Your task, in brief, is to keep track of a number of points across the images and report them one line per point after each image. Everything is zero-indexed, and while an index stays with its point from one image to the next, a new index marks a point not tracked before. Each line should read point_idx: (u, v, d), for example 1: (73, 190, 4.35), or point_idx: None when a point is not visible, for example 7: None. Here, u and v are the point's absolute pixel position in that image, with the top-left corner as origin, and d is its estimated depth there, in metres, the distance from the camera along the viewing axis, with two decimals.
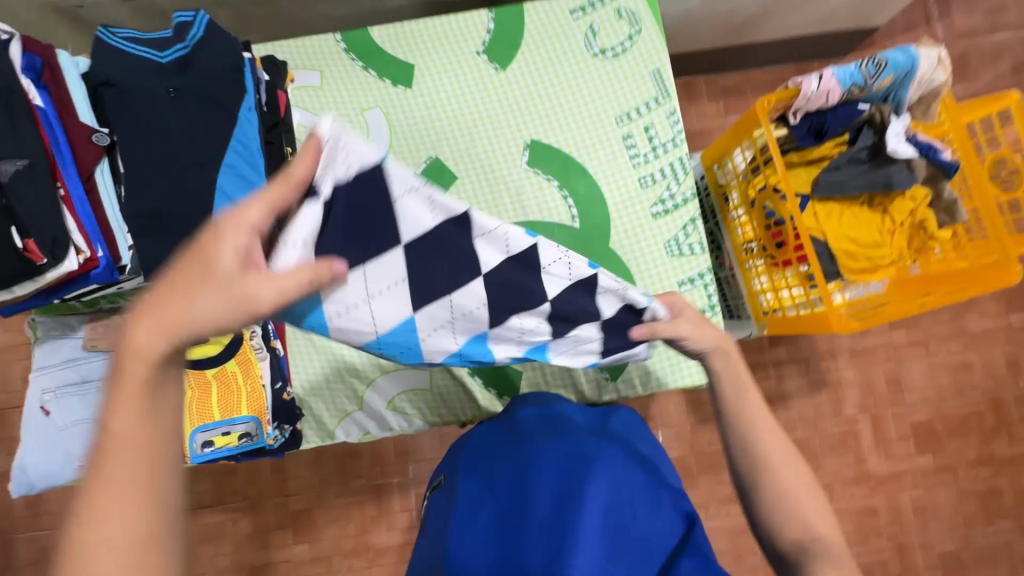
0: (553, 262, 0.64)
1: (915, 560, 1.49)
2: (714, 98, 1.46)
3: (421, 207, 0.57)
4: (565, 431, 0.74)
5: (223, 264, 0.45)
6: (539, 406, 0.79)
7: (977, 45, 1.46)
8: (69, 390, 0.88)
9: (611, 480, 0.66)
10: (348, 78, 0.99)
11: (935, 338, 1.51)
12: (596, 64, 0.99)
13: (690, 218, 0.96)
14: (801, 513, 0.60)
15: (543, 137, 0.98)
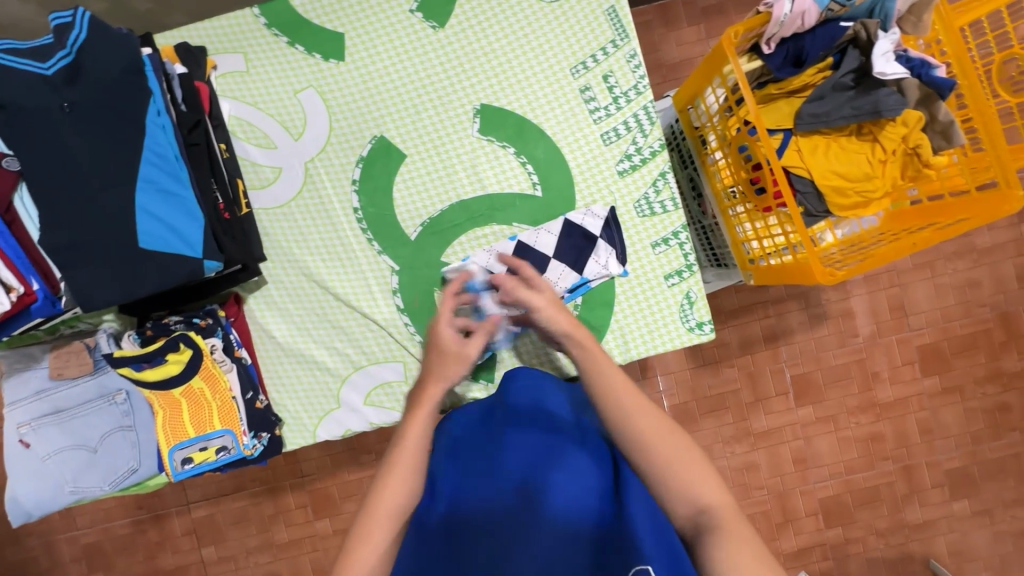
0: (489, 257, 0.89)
1: (923, 480, 1.49)
2: (694, 22, 1.32)
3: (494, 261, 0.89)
4: (544, 418, 0.70)
5: (453, 349, 0.75)
6: (523, 385, 0.73)
7: None
8: (45, 421, 0.88)
9: (581, 473, 0.63)
10: (274, 58, 0.90)
11: (940, 257, 1.45)
12: (544, 9, 0.88)
13: (660, 173, 0.88)
14: (687, 490, 0.57)
15: (493, 100, 0.90)
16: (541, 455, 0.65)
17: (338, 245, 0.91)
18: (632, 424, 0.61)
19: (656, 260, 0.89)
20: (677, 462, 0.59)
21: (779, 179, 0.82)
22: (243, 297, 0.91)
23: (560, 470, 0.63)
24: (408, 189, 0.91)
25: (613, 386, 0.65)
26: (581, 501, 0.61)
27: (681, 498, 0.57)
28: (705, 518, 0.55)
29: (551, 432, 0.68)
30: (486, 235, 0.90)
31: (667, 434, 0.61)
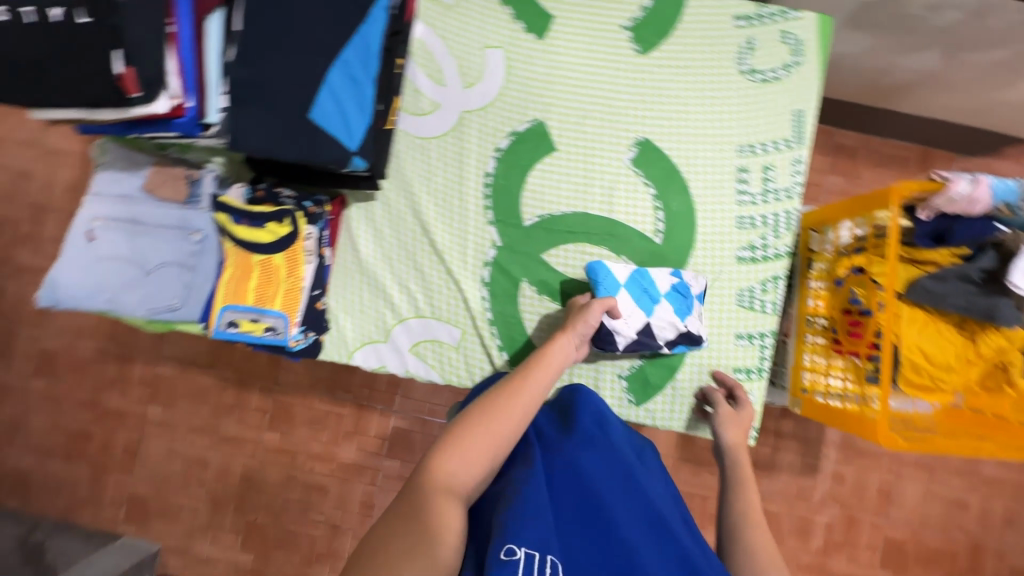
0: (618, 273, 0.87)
1: None
2: (824, 152, 1.37)
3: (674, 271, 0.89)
4: (610, 439, 0.68)
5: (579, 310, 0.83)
6: (591, 405, 0.74)
7: None
8: (117, 224, 0.87)
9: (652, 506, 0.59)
10: (481, 7, 0.92)
11: (941, 466, 1.47)
12: (740, 83, 0.91)
13: (774, 276, 0.90)
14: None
15: (656, 139, 0.92)
16: (614, 473, 0.62)
17: (456, 197, 0.92)
18: (751, 532, 0.65)
19: (733, 350, 0.90)
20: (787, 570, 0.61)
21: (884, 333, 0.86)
22: (347, 202, 0.92)
23: (636, 491, 0.60)
24: (542, 180, 0.92)
25: (750, 500, 0.70)
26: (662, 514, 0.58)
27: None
28: None
29: (622, 453, 0.66)
30: (592, 254, 0.92)
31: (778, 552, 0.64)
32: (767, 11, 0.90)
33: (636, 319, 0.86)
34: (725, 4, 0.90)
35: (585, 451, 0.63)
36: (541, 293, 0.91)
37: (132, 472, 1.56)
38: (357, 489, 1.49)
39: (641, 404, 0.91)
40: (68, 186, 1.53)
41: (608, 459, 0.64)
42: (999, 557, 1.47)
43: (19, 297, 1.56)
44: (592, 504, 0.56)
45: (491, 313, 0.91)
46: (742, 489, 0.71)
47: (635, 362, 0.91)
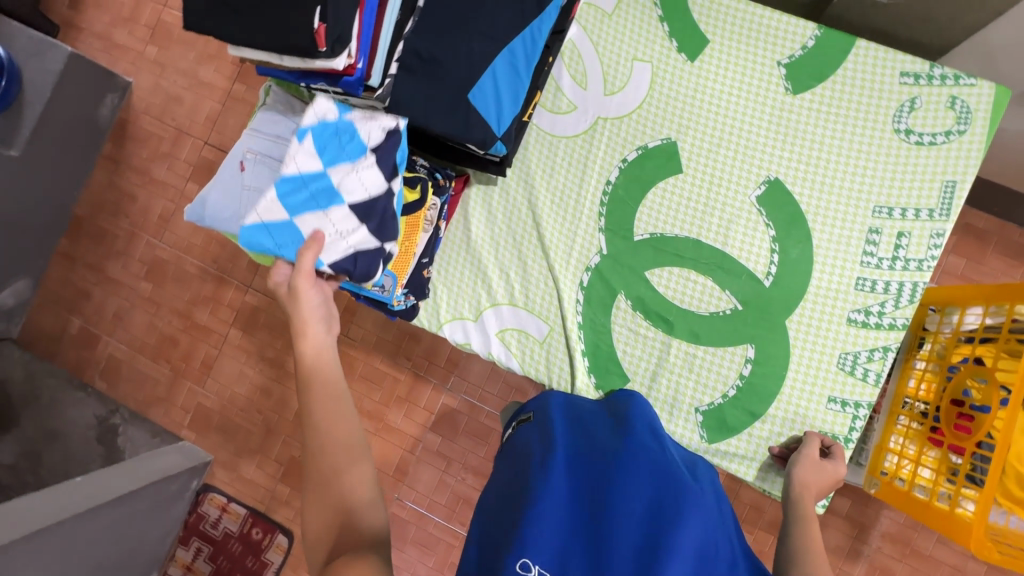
0: (349, 177, 0.77)
1: None
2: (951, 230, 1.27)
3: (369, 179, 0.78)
4: (663, 445, 0.64)
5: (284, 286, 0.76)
6: (642, 414, 0.70)
7: None
8: (267, 160, 0.95)
9: (706, 524, 0.53)
10: (640, 21, 0.93)
11: None
12: (891, 141, 0.87)
13: (885, 346, 0.85)
14: None
15: (788, 182, 0.89)
16: (665, 479, 0.57)
17: (572, 199, 0.94)
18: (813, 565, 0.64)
19: (822, 412, 0.87)
20: None
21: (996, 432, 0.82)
22: (470, 181, 0.97)
23: (690, 502, 0.54)
24: (661, 201, 0.92)
25: (810, 538, 0.68)
26: (707, 539, 0.53)
27: None
28: None
29: (676, 462, 0.61)
30: (697, 282, 0.90)
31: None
32: (940, 72, 0.85)
33: (331, 225, 0.76)
34: (894, 58, 0.87)
35: (633, 450, 0.59)
36: (635, 309, 0.91)
37: (204, 384, 1.69)
38: (394, 455, 1.54)
39: (712, 443, 0.89)
40: (208, 117, 1.68)
41: (657, 468, 0.58)
42: None
43: (146, 206, 1.73)
44: (629, 510, 0.52)
45: (582, 317, 0.93)
46: (806, 525, 0.70)
47: (716, 399, 0.89)
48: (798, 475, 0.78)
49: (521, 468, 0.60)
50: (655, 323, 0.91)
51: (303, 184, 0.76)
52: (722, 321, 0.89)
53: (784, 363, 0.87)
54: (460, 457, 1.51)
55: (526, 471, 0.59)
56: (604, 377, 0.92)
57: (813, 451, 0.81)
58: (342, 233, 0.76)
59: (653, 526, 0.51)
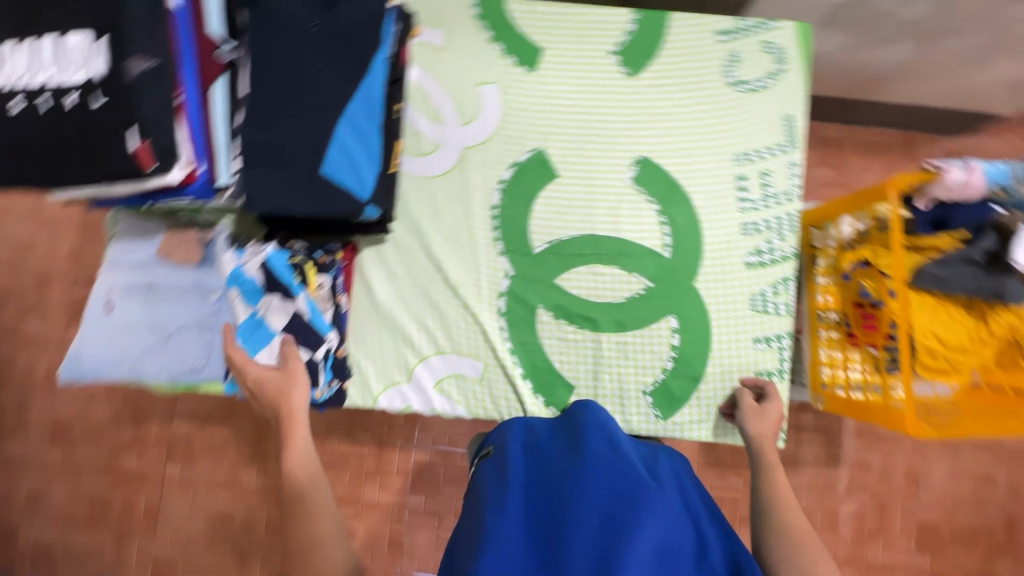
0: (270, 308, 0.86)
1: None
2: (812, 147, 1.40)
3: (282, 305, 0.86)
4: (620, 447, 0.62)
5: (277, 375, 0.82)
6: (598, 417, 0.68)
7: None
8: (137, 291, 0.88)
9: (663, 527, 0.53)
10: (473, 47, 0.95)
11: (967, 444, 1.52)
12: (729, 94, 0.94)
13: (784, 277, 0.91)
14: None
15: (655, 157, 0.94)
16: (621, 489, 0.55)
17: (464, 233, 0.94)
18: (786, 527, 0.67)
19: (753, 355, 0.91)
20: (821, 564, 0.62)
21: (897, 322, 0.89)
22: (359, 247, 0.93)
23: (646, 508, 0.53)
24: (548, 208, 0.94)
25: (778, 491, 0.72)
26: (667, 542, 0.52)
27: None
28: None
29: (633, 464, 0.59)
30: (605, 274, 0.93)
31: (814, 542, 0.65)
32: (746, 24, 0.94)
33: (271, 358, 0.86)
34: (705, 22, 0.94)
35: (586, 466, 0.58)
36: (557, 317, 0.92)
37: (155, 534, 1.53)
38: (384, 531, 1.47)
39: (667, 419, 0.91)
40: (70, 253, 1.54)
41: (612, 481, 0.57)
42: None
43: (28, 367, 1.55)
44: (583, 536, 0.52)
45: (511, 342, 0.92)
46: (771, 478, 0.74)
47: (659, 375, 0.91)
48: (752, 432, 0.81)
49: (477, 514, 0.59)
50: (580, 324, 0.92)
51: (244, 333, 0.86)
52: (639, 303, 0.92)
53: (706, 322, 0.91)
54: (451, 508, 1.46)
55: (483, 513, 0.58)
56: (550, 393, 0.92)
57: (753, 403, 0.85)
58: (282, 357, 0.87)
59: (609, 542, 0.50)
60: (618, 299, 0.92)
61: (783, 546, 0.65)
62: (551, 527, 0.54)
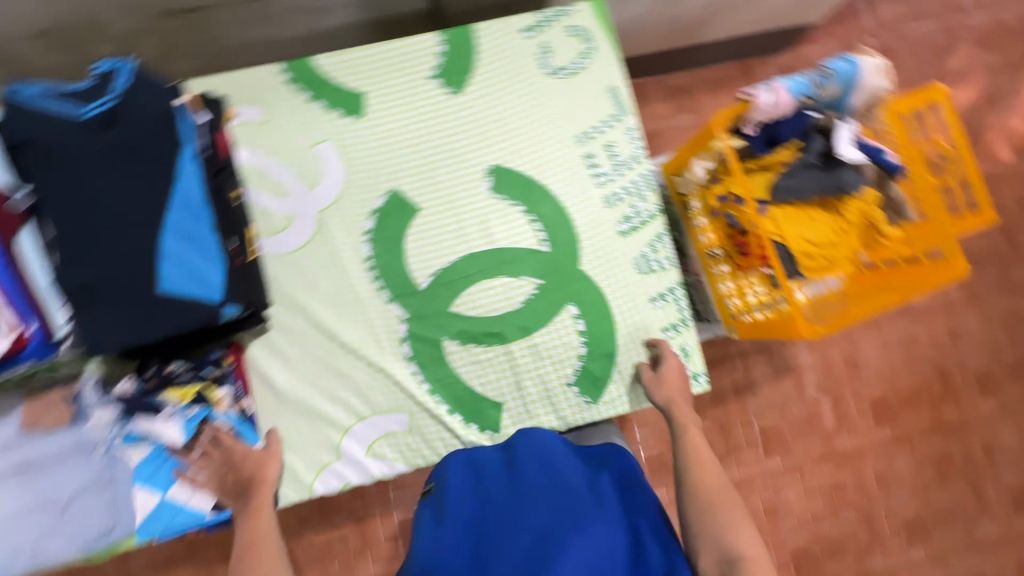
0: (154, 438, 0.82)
1: (881, 527, 1.75)
2: None
3: (162, 429, 0.82)
4: (558, 473, 0.74)
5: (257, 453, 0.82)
6: (538, 447, 0.77)
7: None
8: (11, 476, 0.80)
9: (594, 545, 0.66)
10: (295, 111, 0.94)
11: (884, 318, 1.81)
12: (552, 84, 0.97)
13: (657, 234, 0.96)
14: (720, 538, 0.72)
15: (504, 162, 0.96)
16: (555, 519, 0.67)
17: (348, 294, 0.92)
18: (703, 482, 0.78)
19: (653, 313, 0.94)
20: (734, 519, 0.73)
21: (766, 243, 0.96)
22: (244, 342, 0.88)
23: (576, 538, 0.66)
24: (421, 242, 0.94)
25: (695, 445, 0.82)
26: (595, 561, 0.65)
27: (713, 547, 0.72)
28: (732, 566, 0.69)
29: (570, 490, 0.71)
30: (495, 287, 0.93)
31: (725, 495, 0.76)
32: (546, 15, 0.98)
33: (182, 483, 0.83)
34: (508, 23, 0.97)
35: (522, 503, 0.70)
36: (464, 343, 0.92)
37: None
38: None
39: (599, 401, 0.92)
40: None
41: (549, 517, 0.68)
42: (960, 371, 1.81)
43: None
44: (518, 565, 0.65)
45: (428, 382, 0.91)
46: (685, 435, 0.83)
47: (577, 363, 0.92)
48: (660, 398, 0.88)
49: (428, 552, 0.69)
50: (487, 342, 0.92)
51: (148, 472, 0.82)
52: (536, 303, 0.93)
53: (603, 298, 0.94)
54: None
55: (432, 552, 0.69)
56: (482, 417, 0.91)
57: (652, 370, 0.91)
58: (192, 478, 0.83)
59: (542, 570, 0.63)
60: (517, 306, 0.93)
61: (701, 517, 0.75)
62: (500, 566, 0.66)
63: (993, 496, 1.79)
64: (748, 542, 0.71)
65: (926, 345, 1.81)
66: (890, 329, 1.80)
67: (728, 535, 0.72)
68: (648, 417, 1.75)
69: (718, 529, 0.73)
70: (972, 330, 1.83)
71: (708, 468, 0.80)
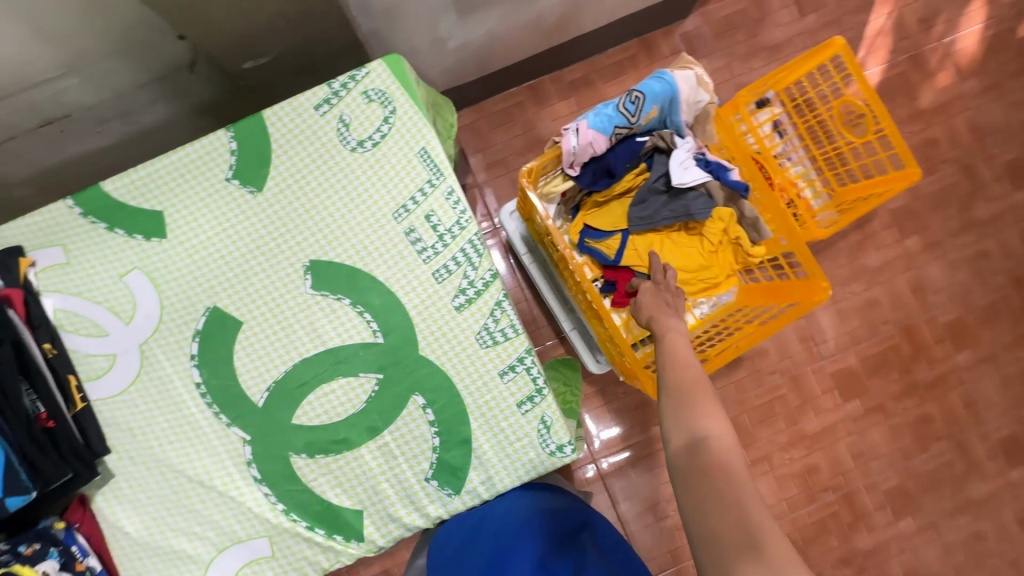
0: None
1: (864, 504, 1.66)
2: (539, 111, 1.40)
3: None
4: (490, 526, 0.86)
5: None
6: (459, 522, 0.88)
7: (761, 43, 1.71)
8: None
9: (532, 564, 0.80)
10: (94, 244, 0.89)
11: (838, 284, 1.69)
12: (357, 159, 0.90)
13: (496, 302, 0.88)
14: (689, 419, 0.68)
15: (321, 255, 0.89)
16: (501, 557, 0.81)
17: (185, 425, 0.88)
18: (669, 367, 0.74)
19: (505, 389, 0.87)
20: (699, 400, 0.70)
21: (594, 300, 0.91)
22: (89, 496, 0.86)
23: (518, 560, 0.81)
24: (249, 356, 0.89)
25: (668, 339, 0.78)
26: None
27: (682, 426, 0.68)
28: (701, 439, 0.66)
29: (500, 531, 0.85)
30: (334, 390, 0.88)
31: (693, 377, 0.73)
32: (338, 84, 0.89)
33: None
34: (299, 102, 0.89)
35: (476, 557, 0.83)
36: (313, 455, 0.87)
37: None
38: None
39: (461, 490, 0.87)
40: None
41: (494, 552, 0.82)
42: (928, 325, 1.69)
43: None
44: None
45: (280, 501, 0.87)
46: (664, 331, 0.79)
47: (432, 455, 0.87)
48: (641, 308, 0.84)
49: None
50: (336, 451, 0.87)
51: None
52: (378, 400, 0.88)
53: (449, 382, 0.88)
54: None
55: None
56: (339, 527, 0.87)
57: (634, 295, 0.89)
58: None
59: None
60: (363, 406, 0.88)
61: (673, 404, 0.71)
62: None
63: (981, 453, 1.68)
64: (716, 425, 0.67)
65: (888, 305, 1.69)
66: (845, 295, 1.69)
67: (698, 420, 0.68)
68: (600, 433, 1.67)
69: (688, 414, 0.69)
70: (935, 279, 1.69)
71: (688, 365, 0.75)
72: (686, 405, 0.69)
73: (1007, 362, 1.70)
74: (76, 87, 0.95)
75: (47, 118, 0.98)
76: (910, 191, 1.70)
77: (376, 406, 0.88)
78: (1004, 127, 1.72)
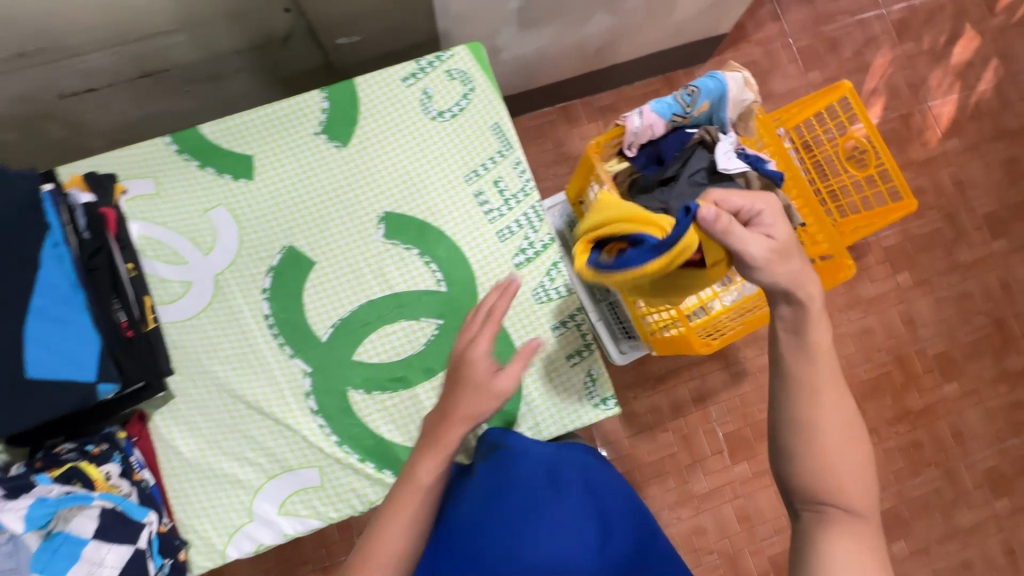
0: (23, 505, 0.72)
1: None
2: None
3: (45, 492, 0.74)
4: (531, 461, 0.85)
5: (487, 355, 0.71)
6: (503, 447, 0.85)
7: (770, 91, 1.91)
8: None
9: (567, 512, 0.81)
10: (185, 180, 0.96)
11: (836, 311, 1.81)
12: (436, 127, 1.00)
13: (553, 262, 0.96)
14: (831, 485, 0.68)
15: (396, 208, 0.97)
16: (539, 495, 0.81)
17: (249, 353, 0.92)
18: (817, 408, 0.70)
19: (556, 341, 0.94)
20: (844, 467, 0.69)
21: None
22: (148, 414, 0.89)
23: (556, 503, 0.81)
24: (319, 295, 0.95)
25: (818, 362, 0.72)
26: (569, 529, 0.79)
27: (823, 493, 0.69)
28: (832, 508, 0.68)
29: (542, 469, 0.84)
30: (395, 332, 0.94)
31: (839, 427, 0.70)
32: (425, 62, 1.01)
33: (99, 564, 0.77)
34: (389, 73, 1.00)
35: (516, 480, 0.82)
36: (370, 390, 0.92)
37: None
38: None
39: None
40: None
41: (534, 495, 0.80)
42: (918, 356, 1.81)
43: None
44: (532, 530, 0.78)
45: (335, 434, 0.91)
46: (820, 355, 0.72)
47: None
48: (779, 278, 0.71)
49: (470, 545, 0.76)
50: (393, 388, 0.93)
51: (50, 552, 0.74)
52: (436, 344, 0.94)
53: (503, 332, 0.94)
54: None
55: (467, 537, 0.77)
56: (386, 461, 0.91)
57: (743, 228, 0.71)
58: (98, 559, 0.77)
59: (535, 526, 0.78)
60: (422, 348, 0.94)
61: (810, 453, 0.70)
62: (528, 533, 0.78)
63: (968, 482, 1.76)
64: (859, 496, 0.68)
65: (881, 334, 1.81)
66: (842, 321, 1.80)
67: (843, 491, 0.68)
68: (609, 436, 1.72)
69: (831, 479, 0.68)
70: (924, 314, 1.83)
71: (839, 399, 0.70)
72: (828, 471, 0.69)
73: (990, 396, 1.81)
74: (181, 44, 1.04)
75: (147, 71, 1.07)
76: (901, 231, 1.86)
77: (434, 349, 0.94)
78: (982, 183, 1.92)
